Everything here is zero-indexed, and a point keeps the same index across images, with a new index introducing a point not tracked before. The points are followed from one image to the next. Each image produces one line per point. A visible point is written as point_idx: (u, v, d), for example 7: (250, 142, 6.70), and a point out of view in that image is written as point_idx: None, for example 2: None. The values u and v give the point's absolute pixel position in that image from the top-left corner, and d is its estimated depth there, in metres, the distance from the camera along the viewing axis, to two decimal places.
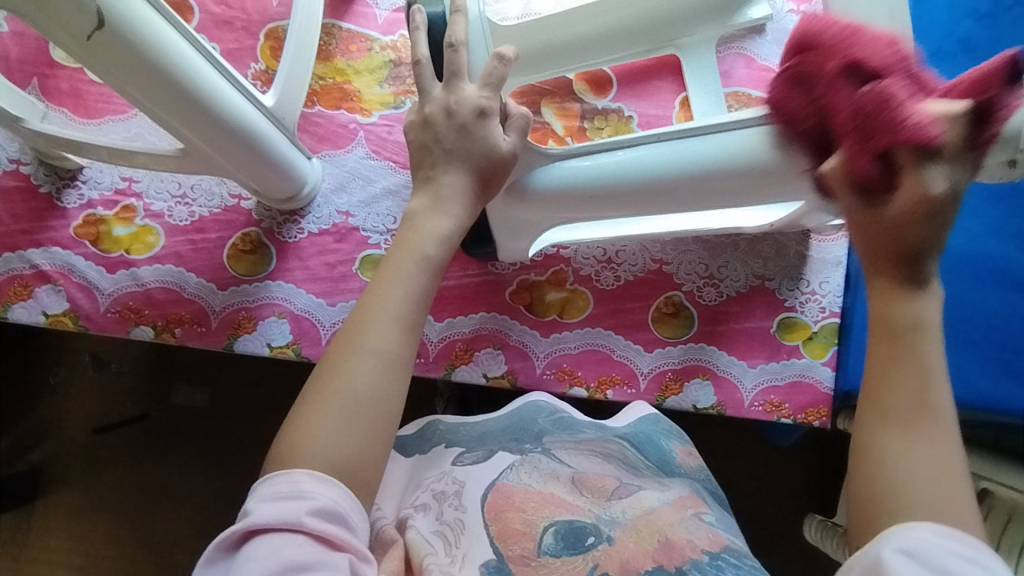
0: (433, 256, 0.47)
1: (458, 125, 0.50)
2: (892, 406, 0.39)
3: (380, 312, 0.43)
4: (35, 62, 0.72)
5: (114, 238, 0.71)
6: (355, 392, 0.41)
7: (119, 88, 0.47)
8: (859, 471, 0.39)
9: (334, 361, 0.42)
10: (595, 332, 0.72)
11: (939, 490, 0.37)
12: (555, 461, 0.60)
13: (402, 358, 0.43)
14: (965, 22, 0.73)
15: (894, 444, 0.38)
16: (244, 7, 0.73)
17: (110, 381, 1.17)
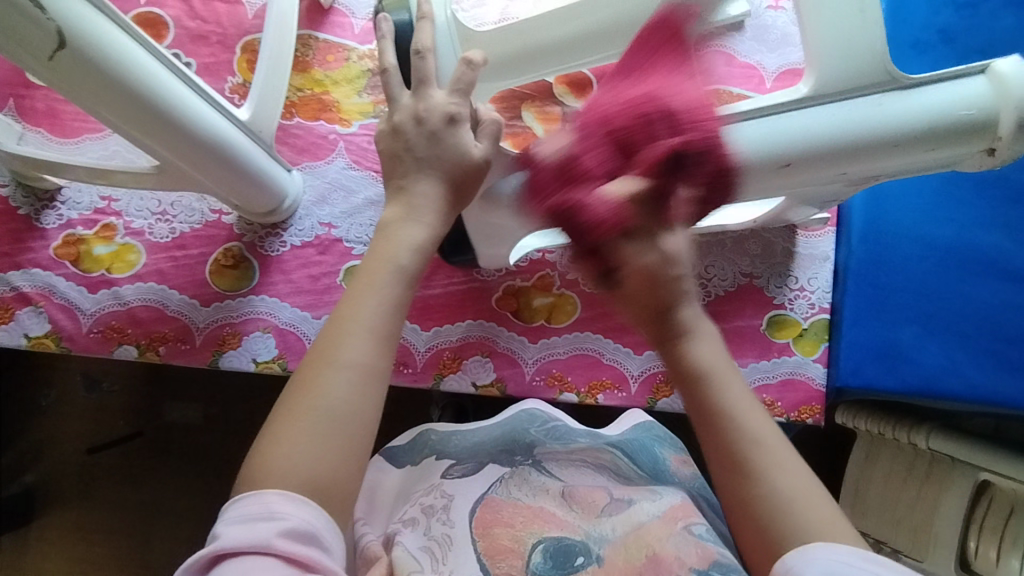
0: (407, 267, 0.46)
1: (428, 132, 0.49)
2: (728, 446, 0.42)
3: (354, 326, 0.43)
4: (11, 83, 0.72)
5: (95, 257, 0.70)
6: (329, 407, 0.41)
7: (87, 108, 0.46)
8: (740, 520, 0.41)
9: (307, 377, 0.42)
10: (583, 336, 0.71)
11: (808, 512, 0.39)
12: (545, 474, 0.59)
13: (377, 370, 0.43)
14: (943, 13, 0.73)
15: (755, 486, 0.40)
16: (219, 21, 0.73)
17: (101, 400, 1.16)
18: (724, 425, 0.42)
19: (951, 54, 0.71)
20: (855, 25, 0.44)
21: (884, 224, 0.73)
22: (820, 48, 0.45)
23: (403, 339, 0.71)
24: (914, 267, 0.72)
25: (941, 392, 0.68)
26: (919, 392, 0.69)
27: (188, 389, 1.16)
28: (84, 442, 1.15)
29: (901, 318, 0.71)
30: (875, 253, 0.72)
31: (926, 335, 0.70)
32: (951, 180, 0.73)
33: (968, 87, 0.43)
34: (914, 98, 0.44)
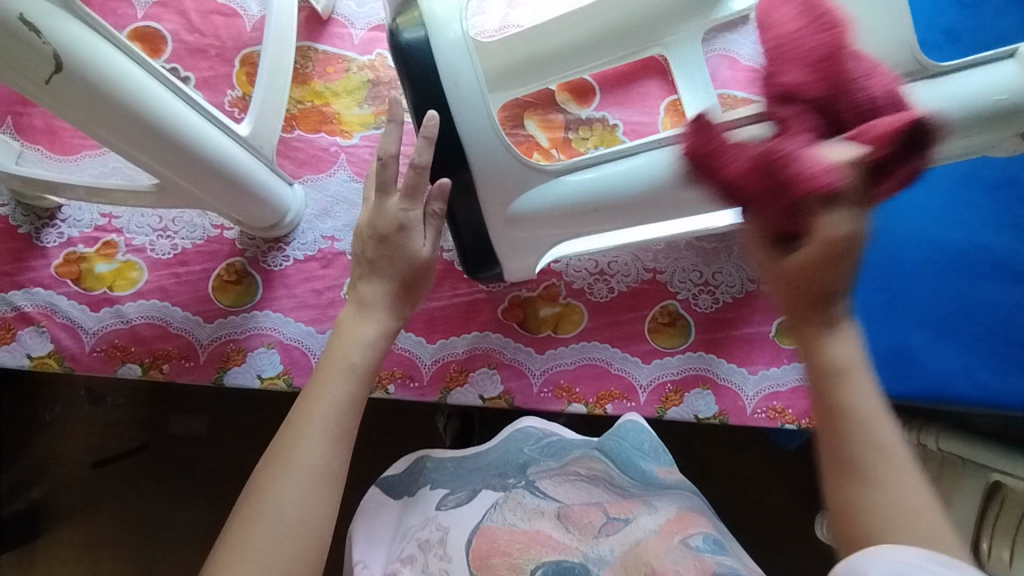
0: (363, 364, 0.50)
1: (379, 237, 0.53)
2: (840, 446, 0.42)
3: (308, 428, 0.47)
4: (8, 101, 0.71)
5: (97, 275, 0.70)
6: (280, 513, 0.44)
7: (85, 129, 0.45)
8: (837, 522, 0.42)
9: (265, 483, 0.46)
10: (591, 346, 0.71)
11: (908, 524, 0.40)
12: (541, 498, 0.58)
13: (329, 470, 0.46)
14: (949, 13, 0.72)
15: (859, 493, 0.41)
16: (217, 34, 0.72)
17: (105, 415, 1.16)
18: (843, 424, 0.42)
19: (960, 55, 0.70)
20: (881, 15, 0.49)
21: (895, 228, 0.72)
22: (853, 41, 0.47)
23: (409, 352, 0.70)
24: (927, 271, 0.71)
25: (954, 397, 0.68)
26: (933, 398, 0.68)
27: (192, 402, 1.15)
28: (89, 457, 1.14)
29: (912, 323, 0.70)
30: (888, 257, 0.72)
31: (938, 339, 0.69)
32: (963, 181, 0.72)
33: (998, 72, 0.46)
34: (951, 83, 0.47)
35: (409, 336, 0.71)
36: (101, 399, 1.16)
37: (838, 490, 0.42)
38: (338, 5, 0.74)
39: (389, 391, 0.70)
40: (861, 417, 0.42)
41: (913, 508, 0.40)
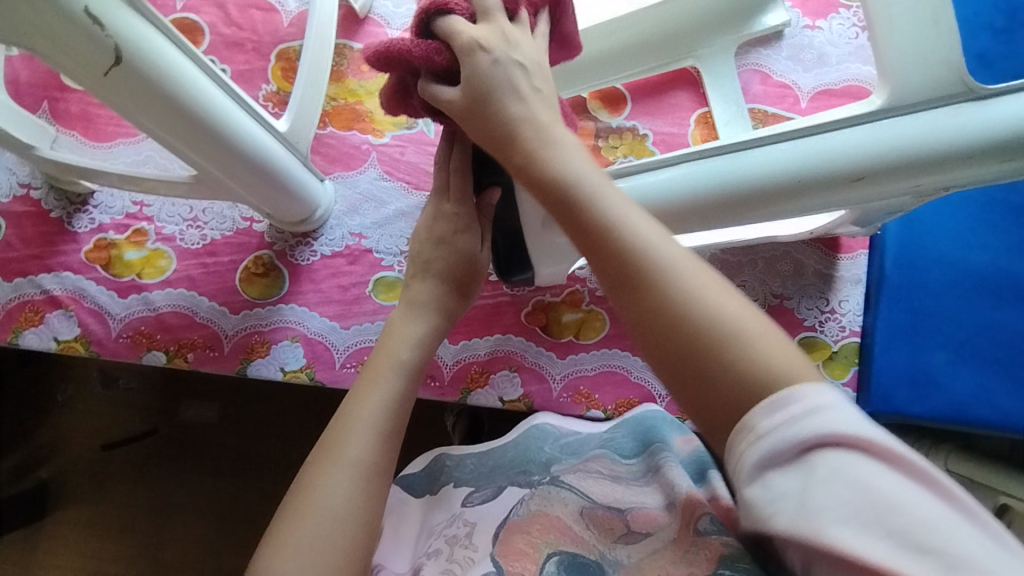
0: (411, 361, 0.50)
1: (435, 240, 0.56)
2: (630, 317, 0.39)
3: (357, 421, 0.46)
4: (46, 86, 0.72)
5: (126, 262, 0.70)
6: (331, 506, 0.43)
7: (130, 119, 0.45)
8: (650, 341, 0.38)
9: (312, 477, 0.44)
10: (611, 353, 0.71)
11: (729, 314, 0.36)
12: (566, 488, 0.56)
13: (375, 471, 0.45)
14: (983, 37, 0.72)
15: (652, 296, 0.38)
16: (254, 28, 0.73)
17: (118, 399, 1.17)
18: (620, 285, 0.39)
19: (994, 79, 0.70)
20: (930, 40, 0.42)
21: (918, 248, 0.72)
22: (892, 64, 0.43)
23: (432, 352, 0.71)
24: (949, 292, 0.71)
25: (970, 419, 0.68)
26: (950, 418, 0.69)
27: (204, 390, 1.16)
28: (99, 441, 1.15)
29: (932, 343, 0.70)
30: (911, 276, 0.71)
31: (957, 360, 0.69)
32: (988, 205, 0.72)
33: None
34: (992, 117, 0.42)
35: None
36: (114, 382, 1.17)
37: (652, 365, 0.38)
38: (375, 4, 0.74)
39: None
40: (614, 220, 0.40)
41: (735, 320, 0.36)
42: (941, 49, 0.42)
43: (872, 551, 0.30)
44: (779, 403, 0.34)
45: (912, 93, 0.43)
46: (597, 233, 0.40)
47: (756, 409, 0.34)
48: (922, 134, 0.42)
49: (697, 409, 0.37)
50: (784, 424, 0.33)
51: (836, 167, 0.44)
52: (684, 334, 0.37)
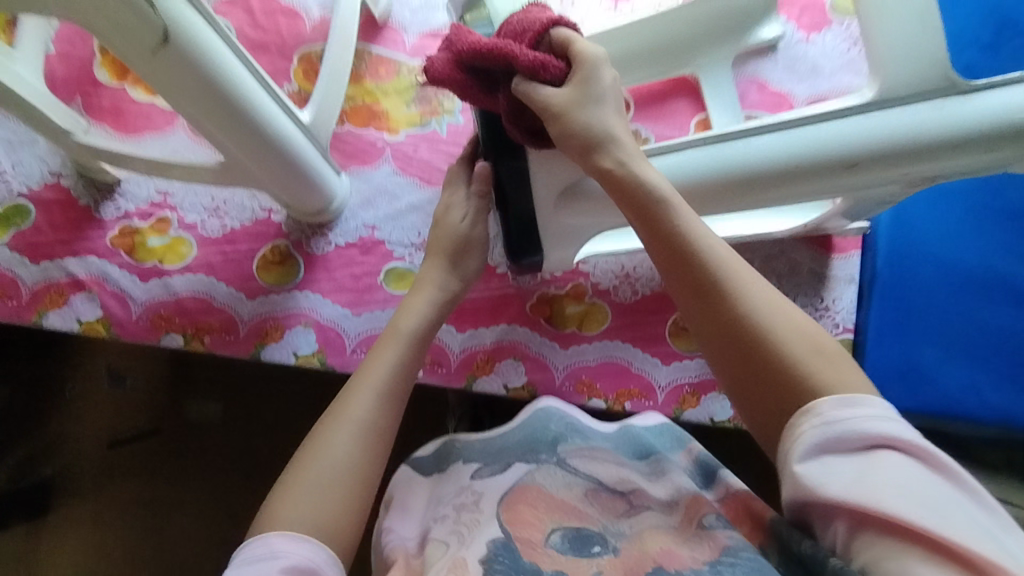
0: (409, 329, 0.57)
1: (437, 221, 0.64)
2: (707, 321, 0.46)
3: (360, 382, 0.52)
4: (79, 81, 0.76)
5: (149, 248, 0.74)
6: (333, 460, 0.47)
7: (168, 99, 0.49)
8: (716, 344, 0.45)
9: (319, 432, 0.49)
10: (612, 344, 0.74)
11: (792, 334, 0.43)
12: (569, 471, 0.59)
13: (377, 427, 0.50)
14: (969, 53, 0.77)
15: (726, 305, 0.45)
16: (279, 31, 0.77)
17: (125, 397, 1.17)
18: (703, 295, 0.46)
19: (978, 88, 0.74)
20: (916, 32, 0.46)
21: (907, 248, 0.75)
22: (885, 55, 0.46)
23: (439, 340, 0.73)
24: (937, 291, 0.74)
25: (959, 412, 0.70)
26: (941, 413, 0.71)
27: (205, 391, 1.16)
28: (102, 438, 1.16)
29: (922, 341, 0.72)
30: (900, 274, 0.74)
31: (946, 357, 0.72)
32: (974, 208, 0.75)
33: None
34: (973, 106, 0.45)
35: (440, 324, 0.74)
36: (121, 380, 1.17)
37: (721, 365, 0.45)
38: (393, 11, 0.78)
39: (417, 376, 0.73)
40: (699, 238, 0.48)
41: (807, 337, 0.43)
42: (926, 43, 0.46)
43: (909, 516, 0.34)
44: (844, 400, 0.39)
45: (901, 86, 0.46)
46: (683, 250, 0.48)
47: (821, 400, 0.40)
48: (910, 120, 0.46)
49: (745, 402, 0.44)
50: (853, 414, 0.38)
51: (832, 152, 0.47)
52: (759, 341, 0.43)
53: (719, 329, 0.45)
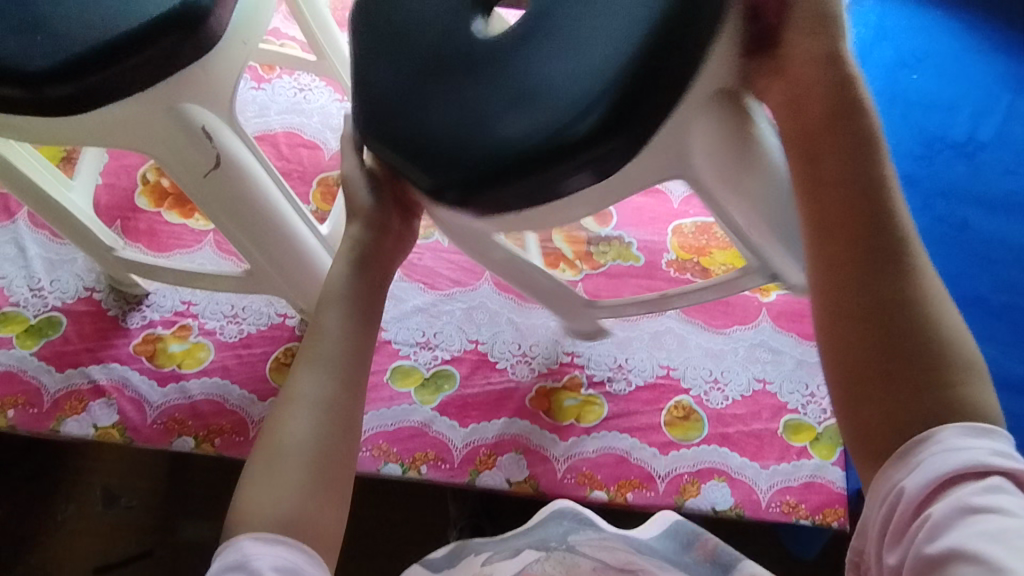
0: (337, 290, 0.53)
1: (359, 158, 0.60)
2: (863, 281, 0.39)
3: (303, 355, 0.49)
4: (121, 207, 0.85)
5: (169, 354, 0.78)
6: (292, 444, 0.45)
7: (206, 211, 0.56)
8: (893, 315, 0.38)
9: (274, 417, 0.47)
10: (610, 435, 0.76)
11: (959, 351, 0.38)
12: (579, 555, 0.61)
13: (335, 399, 0.47)
14: (907, 162, 0.88)
15: (910, 282, 0.39)
16: (301, 161, 0.88)
17: (115, 522, 0.91)
18: (871, 255, 0.40)
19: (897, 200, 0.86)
20: None
21: None
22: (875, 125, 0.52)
23: (442, 435, 0.76)
24: None
25: None
26: None
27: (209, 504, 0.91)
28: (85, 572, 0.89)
29: None
30: None
31: None
32: None
33: None
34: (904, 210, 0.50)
35: (443, 420, 0.76)
36: (115, 502, 0.92)
37: (851, 326, 0.39)
38: None
39: (421, 472, 0.74)
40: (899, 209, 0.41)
41: (966, 350, 0.37)
42: None
43: None
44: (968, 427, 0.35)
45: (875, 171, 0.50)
46: (865, 201, 0.41)
47: (944, 432, 0.35)
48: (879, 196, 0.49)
49: (879, 390, 0.37)
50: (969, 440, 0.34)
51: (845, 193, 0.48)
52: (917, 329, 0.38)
53: (874, 294, 0.39)
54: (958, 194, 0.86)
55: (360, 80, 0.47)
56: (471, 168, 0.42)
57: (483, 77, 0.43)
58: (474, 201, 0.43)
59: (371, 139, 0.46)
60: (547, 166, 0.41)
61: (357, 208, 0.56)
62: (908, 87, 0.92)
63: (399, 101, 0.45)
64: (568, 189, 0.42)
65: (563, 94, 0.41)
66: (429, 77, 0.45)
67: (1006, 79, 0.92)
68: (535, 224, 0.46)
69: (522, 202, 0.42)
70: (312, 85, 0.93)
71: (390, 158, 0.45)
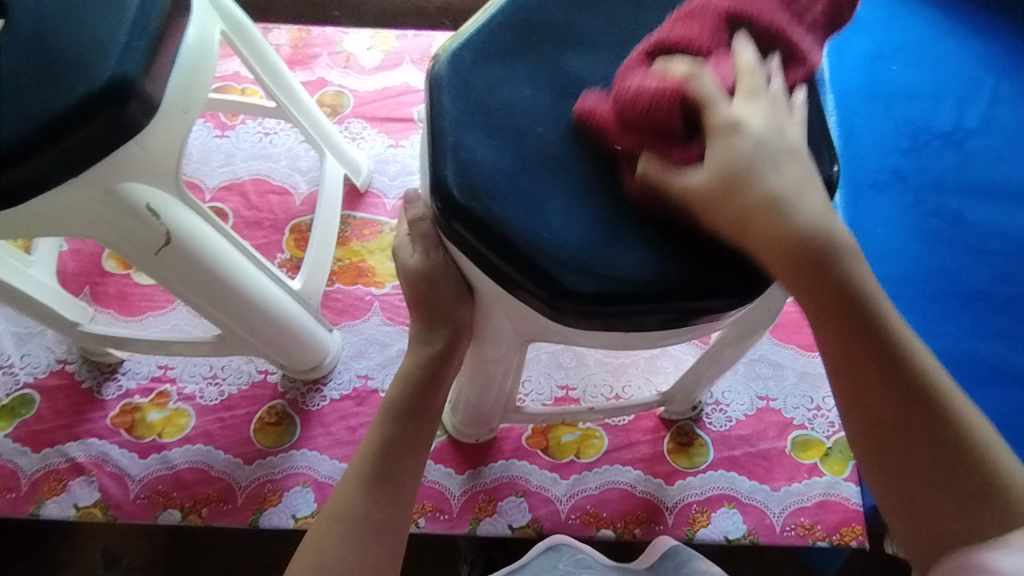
0: (394, 400, 0.52)
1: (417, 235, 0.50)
2: (913, 467, 0.41)
3: (352, 471, 0.51)
4: (88, 272, 0.82)
5: (148, 423, 0.75)
6: (326, 566, 0.48)
7: (167, 287, 0.54)
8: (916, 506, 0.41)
9: (313, 539, 0.49)
10: (612, 469, 0.73)
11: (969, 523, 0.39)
12: None
13: (365, 514, 0.49)
14: (893, 157, 0.85)
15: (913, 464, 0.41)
16: (271, 208, 0.85)
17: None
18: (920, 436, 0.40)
19: (871, 208, 0.83)
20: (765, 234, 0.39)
21: None
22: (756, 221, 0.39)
23: (439, 485, 0.73)
24: None
25: None
26: None
27: (223, 560, 0.80)
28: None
29: None
30: None
31: None
32: (937, 295, 0.78)
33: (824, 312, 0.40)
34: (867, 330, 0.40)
35: (439, 468, 0.73)
36: (116, 564, 0.80)
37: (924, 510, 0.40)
38: (374, 180, 0.87)
39: (419, 525, 0.71)
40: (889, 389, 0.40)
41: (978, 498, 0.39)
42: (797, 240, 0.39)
43: None
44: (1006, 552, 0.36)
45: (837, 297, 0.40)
46: (886, 390, 0.40)
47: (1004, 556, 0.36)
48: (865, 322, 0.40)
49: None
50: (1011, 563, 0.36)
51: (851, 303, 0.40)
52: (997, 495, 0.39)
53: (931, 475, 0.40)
54: (949, 184, 0.83)
55: (456, 159, 0.42)
56: (589, 284, 0.40)
57: (607, 197, 0.43)
58: (581, 317, 0.41)
59: (467, 234, 0.41)
60: (661, 302, 0.41)
61: (434, 307, 0.49)
62: (888, 79, 0.90)
63: (506, 192, 0.42)
64: (659, 318, 0.42)
65: (692, 236, 0.42)
66: (544, 179, 0.43)
67: (987, 61, 0.90)
68: (613, 345, 0.45)
69: (616, 325, 0.42)
70: (277, 128, 0.90)
71: (490, 255, 0.41)
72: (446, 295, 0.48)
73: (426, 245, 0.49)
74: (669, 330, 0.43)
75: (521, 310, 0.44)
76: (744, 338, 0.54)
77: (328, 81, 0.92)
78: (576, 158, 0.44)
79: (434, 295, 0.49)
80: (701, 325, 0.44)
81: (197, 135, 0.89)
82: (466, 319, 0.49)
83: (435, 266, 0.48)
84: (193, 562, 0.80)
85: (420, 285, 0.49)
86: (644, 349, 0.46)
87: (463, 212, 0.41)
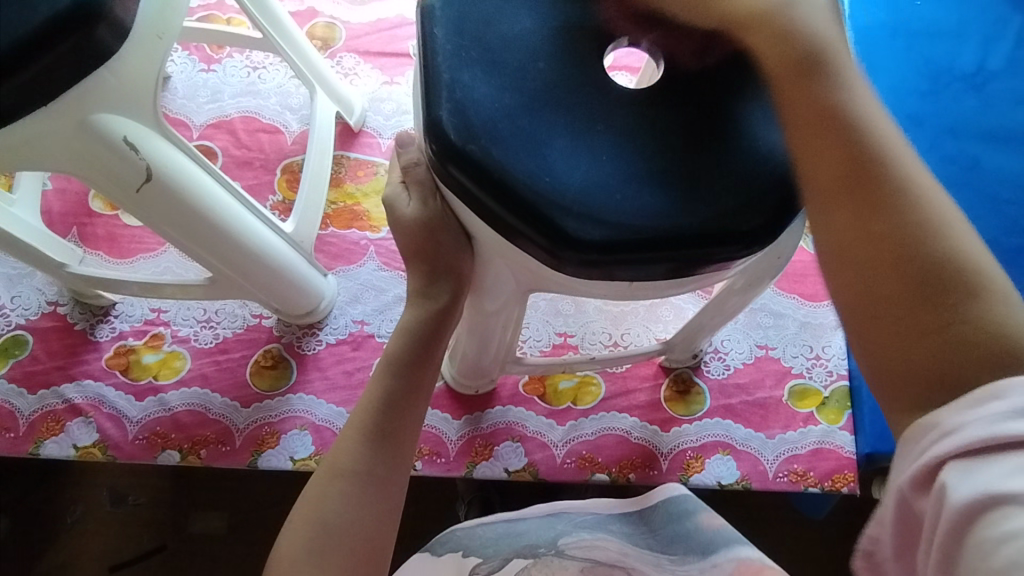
0: (395, 354, 0.51)
1: (414, 179, 0.48)
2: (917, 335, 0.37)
3: (349, 427, 0.51)
4: (75, 213, 0.79)
5: (143, 365, 0.75)
6: (324, 520, 0.47)
7: (155, 229, 0.52)
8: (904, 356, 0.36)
9: (312, 493, 0.49)
10: (608, 416, 0.73)
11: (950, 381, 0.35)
12: (567, 557, 0.57)
13: (365, 470, 0.49)
14: (911, 100, 0.82)
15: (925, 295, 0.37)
16: (262, 148, 0.82)
17: (126, 524, 0.81)
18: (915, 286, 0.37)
19: None
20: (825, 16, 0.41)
21: None
22: None
23: (436, 429, 0.73)
24: None
25: None
26: None
27: (227, 495, 0.81)
28: (100, 570, 0.80)
29: None
30: None
31: None
32: None
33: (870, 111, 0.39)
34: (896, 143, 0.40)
35: (435, 413, 0.73)
36: (122, 501, 0.81)
37: (900, 339, 0.37)
38: (367, 119, 0.83)
39: (417, 467, 0.71)
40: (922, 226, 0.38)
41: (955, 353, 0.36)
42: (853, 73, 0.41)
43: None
44: (971, 404, 0.33)
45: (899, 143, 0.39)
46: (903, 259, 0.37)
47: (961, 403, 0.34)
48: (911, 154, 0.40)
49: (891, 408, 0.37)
50: (971, 420, 0.32)
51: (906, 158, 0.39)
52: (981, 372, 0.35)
53: (908, 317, 0.37)
54: (967, 130, 0.80)
55: (451, 99, 0.40)
56: (592, 233, 0.38)
57: (612, 137, 0.40)
58: (584, 267, 0.39)
59: (465, 179, 0.39)
60: (667, 251, 0.39)
61: (434, 258, 0.48)
62: (911, 15, 0.85)
63: (505, 133, 0.39)
64: (666, 269, 0.40)
65: (702, 181, 0.40)
66: (547, 119, 0.40)
67: None
68: (617, 296, 0.43)
69: (625, 277, 0.40)
70: (265, 63, 0.86)
71: (490, 203, 0.39)
72: (446, 246, 0.47)
73: (424, 191, 0.48)
74: (672, 280, 0.41)
75: (523, 260, 0.42)
76: (751, 288, 0.53)
77: (319, 11, 0.87)
78: (582, 98, 0.41)
79: (434, 244, 0.47)
80: (705, 275, 0.42)
81: (182, 68, 0.84)
82: (466, 270, 0.48)
83: (433, 214, 0.47)
84: (196, 499, 0.81)
85: (419, 233, 0.47)
86: (647, 299, 0.44)
87: (461, 155, 0.39)
